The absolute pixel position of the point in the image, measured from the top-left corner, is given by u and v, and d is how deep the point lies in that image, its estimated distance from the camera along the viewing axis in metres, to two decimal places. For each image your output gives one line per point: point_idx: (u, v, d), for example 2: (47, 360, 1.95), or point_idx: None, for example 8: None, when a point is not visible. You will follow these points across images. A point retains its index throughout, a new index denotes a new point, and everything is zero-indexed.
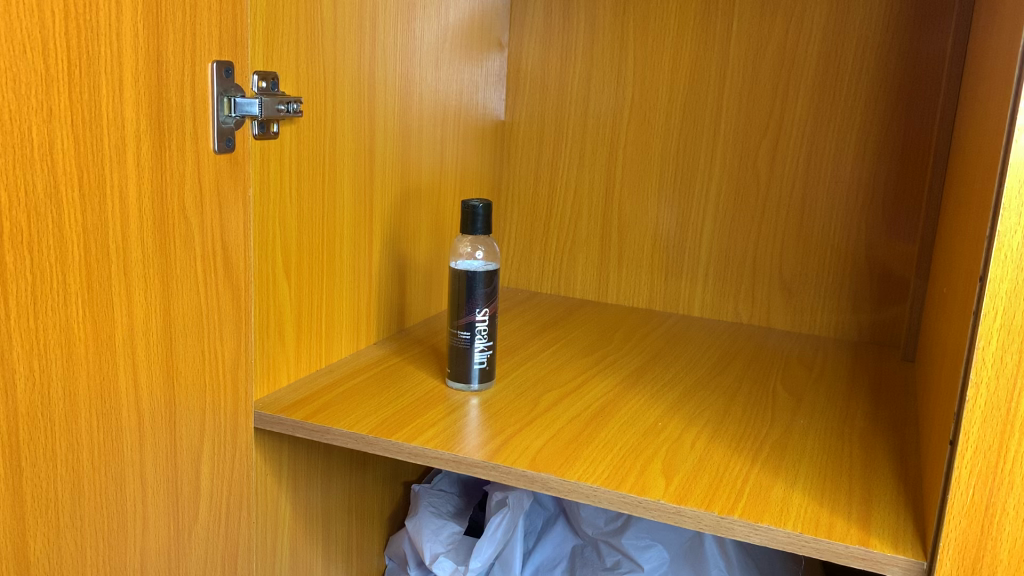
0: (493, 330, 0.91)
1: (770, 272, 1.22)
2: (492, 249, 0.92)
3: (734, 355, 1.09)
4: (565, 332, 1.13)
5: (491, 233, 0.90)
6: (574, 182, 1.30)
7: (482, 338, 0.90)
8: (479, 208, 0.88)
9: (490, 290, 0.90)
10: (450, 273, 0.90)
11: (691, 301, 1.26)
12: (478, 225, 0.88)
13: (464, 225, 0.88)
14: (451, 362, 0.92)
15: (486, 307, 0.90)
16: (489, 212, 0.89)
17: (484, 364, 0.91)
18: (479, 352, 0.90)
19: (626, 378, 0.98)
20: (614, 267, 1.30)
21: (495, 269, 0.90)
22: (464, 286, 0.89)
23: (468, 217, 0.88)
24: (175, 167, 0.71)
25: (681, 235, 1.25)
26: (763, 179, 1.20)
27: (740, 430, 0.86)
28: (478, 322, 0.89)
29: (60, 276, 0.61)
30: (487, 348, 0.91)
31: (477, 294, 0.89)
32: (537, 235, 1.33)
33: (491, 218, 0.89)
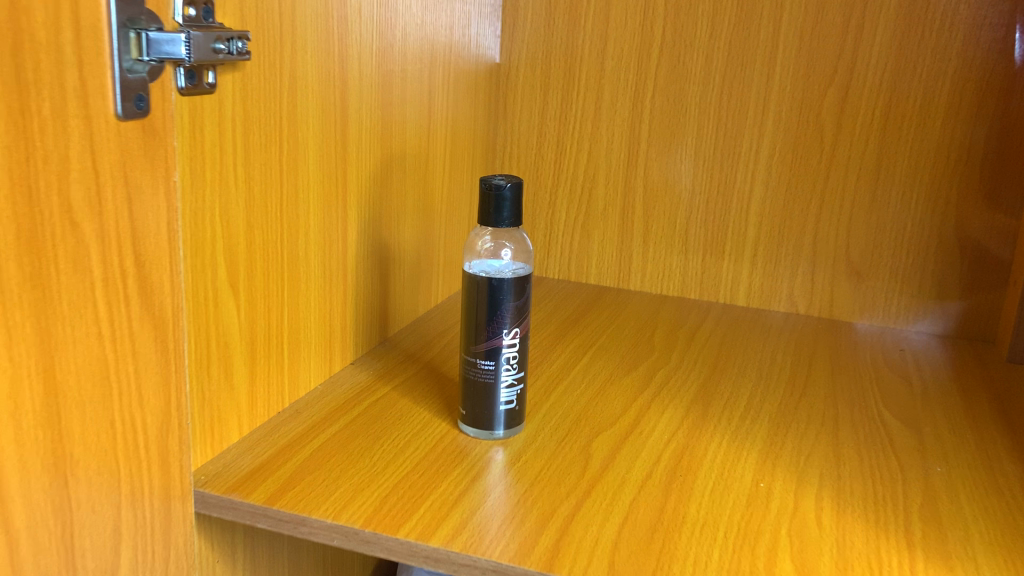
0: (525, 358, 0.66)
1: (834, 252, 0.99)
2: (522, 243, 0.66)
3: (810, 364, 0.86)
4: (591, 337, 0.89)
5: (522, 224, 0.65)
6: (588, 141, 1.05)
7: (510, 369, 0.66)
8: (508, 189, 0.63)
9: (522, 304, 0.65)
10: (465, 280, 0.65)
11: (734, 287, 1.03)
12: (506, 213, 0.63)
13: (486, 214, 0.64)
14: (465, 400, 0.67)
15: (517, 327, 0.65)
16: (518, 194, 0.64)
17: (513, 405, 0.67)
18: (506, 388, 0.66)
19: (691, 407, 0.74)
20: (637, 245, 1.06)
21: (527, 273, 0.65)
22: (486, 298, 0.64)
23: (491, 202, 0.63)
24: (50, 148, 0.44)
25: (724, 207, 1.01)
26: (830, 138, 0.96)
27: (869, 491, 0.63)
28: (505, 347, 0.65)
29: None
30: (516, 382, 0.66)
31: (504, 309, 0.64)
32: (541, 206, 1.09)
33: (523, 202, 0.64)
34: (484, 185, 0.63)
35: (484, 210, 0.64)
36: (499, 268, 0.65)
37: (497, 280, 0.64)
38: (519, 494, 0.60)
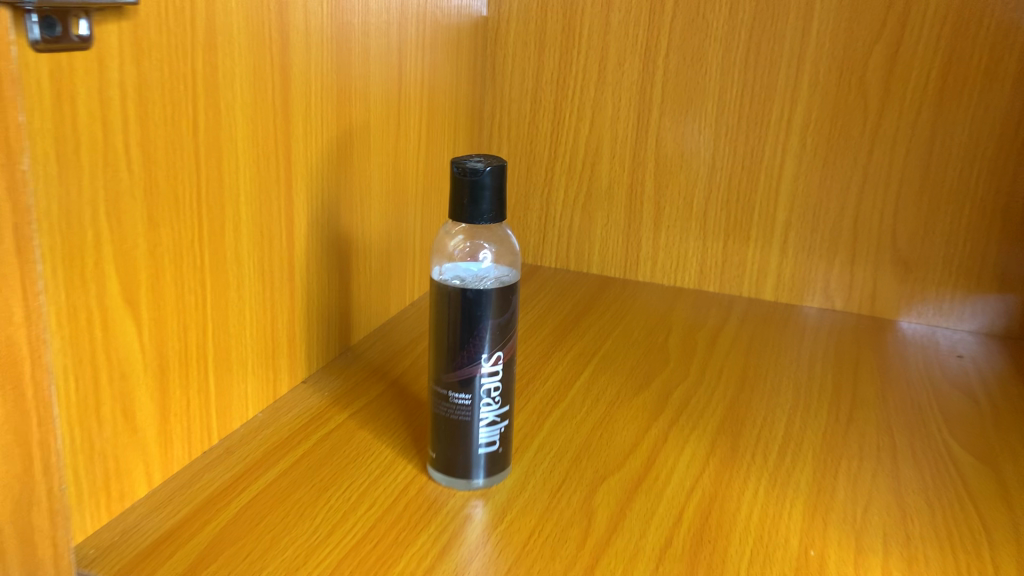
0: (510, 388, 0.53)
1: (878, 239, 0.85)
2: (508, 242, 0.52)
3: (854, 377, 0.73)
4: (594, 344, 0.76)
5: (505, 217, 0.51)
6: (591, 108, 0.90)
7: (492, 404, 0.52)
8: (489, 176, 0.49)
9: (506, 322, 0.51)
10: (434, 292, 0.51)
11: (761, 278, 0.90)
12: (486, 208, 0.49)
13: (461, 208, 0.49)
14: (435, 441, 0.53)
15: (500, 350, 0.51)
16: (501, 180, 0.50)
17: (495, 448, 0.53)
18: (486, 427, 0.52)
19: (717, 439, 0.61)
20: (648, 229, 0.92)
21: (513, 282, 0.51)
22: (460, 314, 0.50)
23: (468, 193, 0.49)
24: None
25: (750, 187, 0.87)
26: (875, 104, 0.81)
27: (948, 561, 0.49)
28: (484, 378, 0.51)
29: None
30: (499, 419, 0.52)
31: (483, 328, 0.50)
32: (537, 184, 0.95)
33: (507, 191, 0.50)
34: (457, 170, 0.49)
35: (458, 204, 0.50)
36: (478, 276, 0.51)
37: (474, 292, 0.49)
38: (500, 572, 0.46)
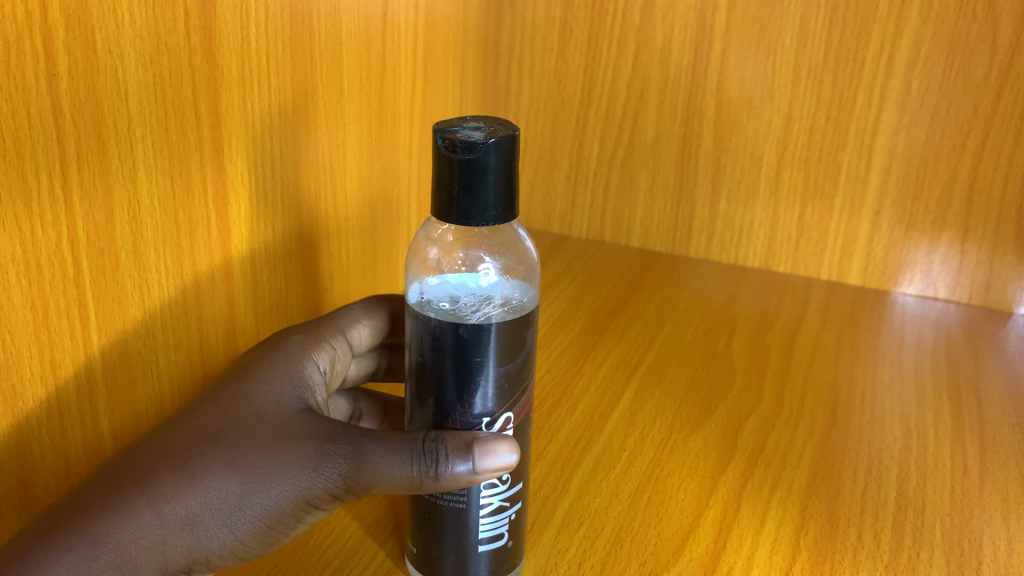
0: (524, 458, 0.37)
1: (1000, 211, 0.67)
2: (519, 248, 0.36)
3: (978, 402, 0.55)
4: (637, 351, 0.59)
5: (518, 214, 0.34)
6: (635, 40, 0.72)
7: (497, 484, 0.36)
8: (492, 156, 0.32)
9: (518, 369, 0.35)
10: (413, 324, 0.35)
11: (845, 257, 0.72)
12: (490, 204, 0.32)
13: (451, 204, 0.33)
14: (417, 530, 0.37)
15: (509, 411, 0.35)
16: (512, 158, 0.33)
17: (502, 542, 0.37)
18: (489, 517, 0.36)
19: (807, 508, 0.44)
20: (703, 194, 0.74)
21: (528, 310, 0.35)
22: (450, 361, 0.34)
23: (462, 183, 0.32)
24: None
25: (835, 142, 0.69)
26: (1009, 36, 0.62)
27: None
28: None
29: None
30: (508, 502, 0.37)
31: (485, 381, 0.34)
32: (565, 135, 0.77)
33: (520, 173, 0.33)
34: (443, 143, 0.32)
35: (445, 196, 0.33)
36: (477, 300, 0.35)
37: (470, 330, 0.33)
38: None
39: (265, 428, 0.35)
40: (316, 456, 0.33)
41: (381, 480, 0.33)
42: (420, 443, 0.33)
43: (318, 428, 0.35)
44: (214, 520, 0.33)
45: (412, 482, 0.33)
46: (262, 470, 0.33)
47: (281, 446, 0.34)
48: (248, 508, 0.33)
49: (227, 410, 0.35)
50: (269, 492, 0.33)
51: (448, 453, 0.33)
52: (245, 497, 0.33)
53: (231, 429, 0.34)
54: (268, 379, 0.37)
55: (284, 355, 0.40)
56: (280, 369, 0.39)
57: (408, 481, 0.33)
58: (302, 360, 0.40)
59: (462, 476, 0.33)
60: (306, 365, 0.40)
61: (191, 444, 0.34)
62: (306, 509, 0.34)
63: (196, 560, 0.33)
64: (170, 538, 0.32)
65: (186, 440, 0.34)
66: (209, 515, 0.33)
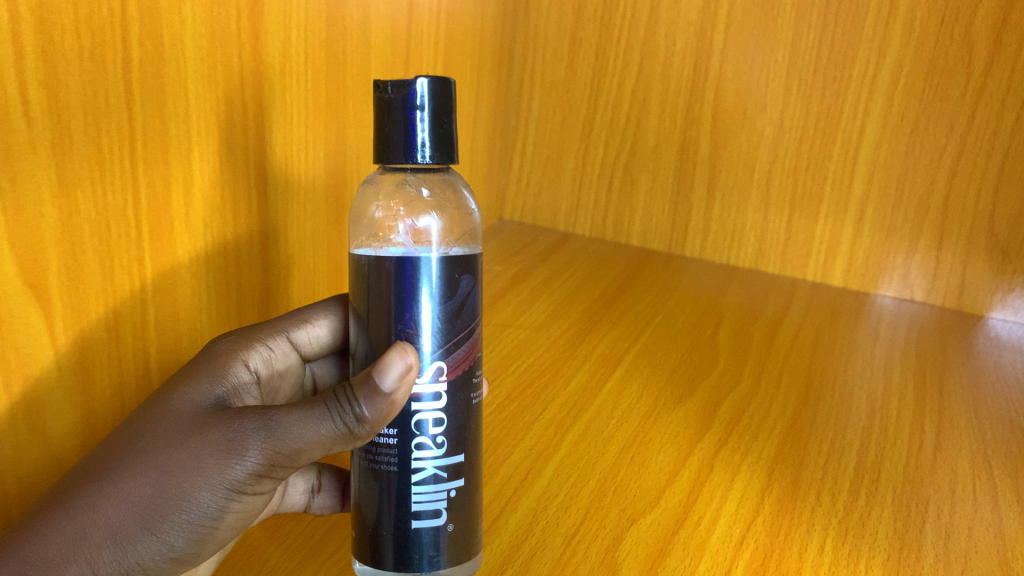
0: (463, 429, 0.39)
1: (972, 220, 0.72)
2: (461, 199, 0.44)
3: (940, 391, 0.61)
4: (630, 335, 0.65)
5: (455, 159, 0.38)
6: (639, 53, 0.78)
7: (434, 449, 0.38)
8: (424, 93, 0.36)
9: (450, 313, 0.38)
10: (357, 278, 0.39)
11: (831, 259, 0.77)
12: (423, 139, 0.36)
13: (387, 144, 0.37)
14: (360, 510, 0.40)
15: (443, 362, 0.38)
16: (447, 105, 0.37)
17: (440, 522, 0.39)
18: (426, 485, 0.38)
19: (774, 471, 0.50)
20: (700, 198, 0.80)
21: (461, 257, 0.38)
22: (387, 293, 0.37)
23: (401, 122, 0.36)
24: None
25: (823, 151, 0.74)
26: (982, 58, 0.68)
27: None
28: (420, 408, 0.38)
29: None
30: (447, 475, 0.39)
31: (418, 309, 0.37)
32: (572, 140, 0.83)
33: (454, 120, 0.38)
34: (383, 91, 0.37)
35: (384, 139, 0.37)
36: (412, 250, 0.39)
37: (405, 260, 0.37)
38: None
39: (172, 428, 0.35)
40: (225, 434, 0.34)
41: (298, 443, 0.34)
42: (329, 398, 0.35)
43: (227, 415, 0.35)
44: (139, 519, 0.33)
45: (328, 432, 0.34)
46: (175, 462, 0.34)
47: (189, 435, 0.35)
48: (170, 504, 0.33)
49: (134, 421, 0.36)
50: (186, 480, 0.33)
51: (354, 396, 0.35)
52: (166, 493, 0.33)
53: (136, 435, 0.35)
54: (175, 382, 0.39)
55: (204, 356, 0.42)
56: (205, 366, 0.41)
57: (328, 433, 0.35)
58: (224, 359, 0.43)
59: (377, 413, 0.35)
60: (229, 363, 0.43)
61: (97, 458, 0.34)
62: (230, 496, 0.34)
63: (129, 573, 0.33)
64: (95, 549, 0.32)
65: (91, 458, 0.34)
66: (132, 516, 0.33)
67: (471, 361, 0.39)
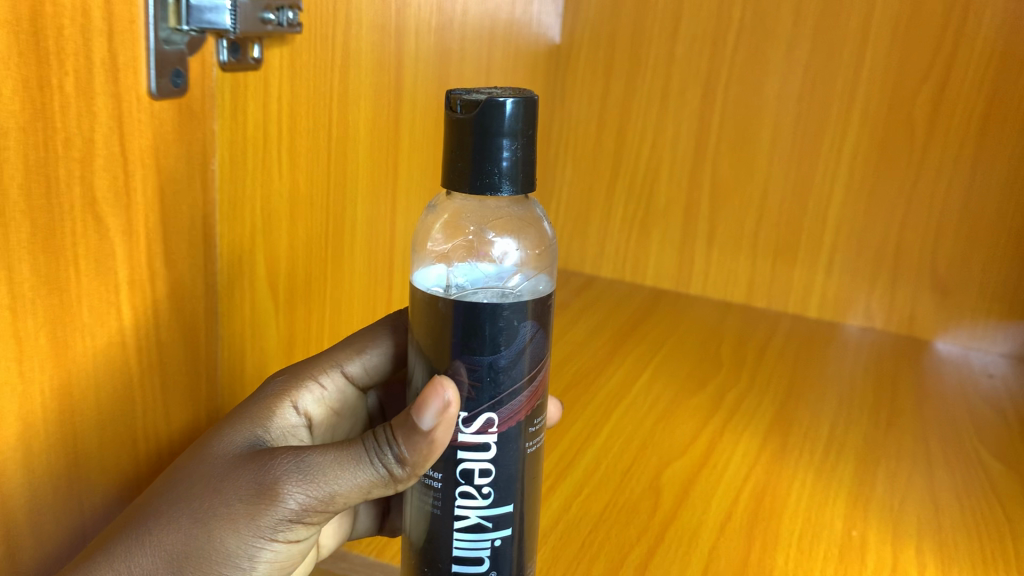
0: (510, 482, 0.42)
1: (918, 264, 0.91)
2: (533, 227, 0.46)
3: (892, 389, 0.79)
4: (653, 347, 0.84)
5: (526, 186, 0.39)
6: (652, 131, 0.98)
7: (479, 499, 0.41)
8: (505, 116, 0.38)
9: (508, 361, 0.40)
10: (420, 305, 0.41)
11: (806, 296, 0.96)
12: (501, 167, 0.38)
13: (464, 162, 0.38)
14: (413, 546, 0.44)
15: (493, 413, 0.40)
16: (525, 127, 0.39)
17: (482, 569, 0.42)
18: (468, 534, 0.41)
19: (767, 435, 0.68)
20: (701, 247, 0.99)
21: (527, 303, 0.40)
22: (448, 336, 0.39)
23: (478, 139, 0.38)
24: (94, 141, 0.39)
25: (798, 210, 0.94)
26: (920, 139, 0.88)
27: (975, 545, 0.56)
28: (465, 460, 0.41)
29: None
30: (490, 526, 0.42)
31: (481, 353, 0.39)
32: (598, 200, 1.03)
33: (529, 146, 0.39)
34: (457, 110, 0.38)
35: (461, 158, 0.38)
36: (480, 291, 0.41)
37: (469, 307, 0.39)
38: (580, 550, 0.53)
39: (215, 473, 0.42)
40: (266, 476, 0.41)
41: (331, 488, 0.40)
42: (364, 445, 0.41)
43: (265, 459, 0.42)
44: (189, 554, 0.40)
45: (363, 474, 0.40)
46: (222, 503, 0.41)
47: (231, 481, 0.41)
48: (203, 545, 0.40)
49: (184, 464, 0.43)
50: (220, 525, 0.40)
51: (393, 439, 0.40)
52: (200, 536, 0.40)
53: (190, 478, 0.42)
54: (230, 426, 0.46)
55: (253, 402, 0.48)
56: (254, 409, 0.48)
57: (363, 477, 0.41)
58: (268, 405, 0.48)
59: (413, 456, 0.40)
60: (270, 406, 0.48)
61: (155, 498, 0.42)
62: (259, 538, 0.41)
63: None
64: None
65: (151, 501, 0.42)
66: (184, 550, 0.40)
67: (527, 411, 0.41)
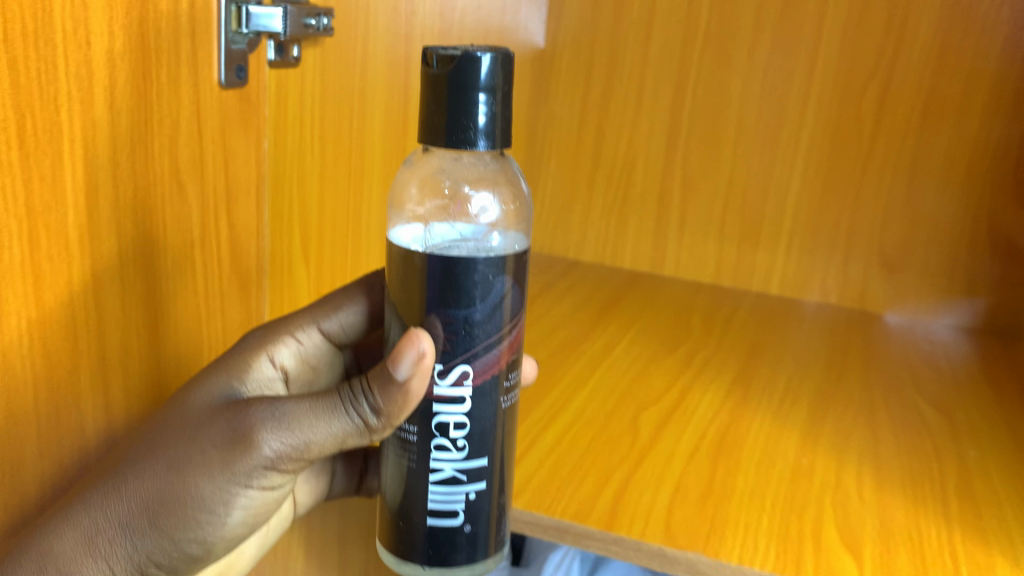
0: (482, 438, 0.47)
1: (868, 245, 1.02)
2: (507, 184, 0.50)
3: (843, 352, 0.89)
4: (631, 319, 0.94)
5: (499, 139, 0.45)
6: (628, 127, 1.08)
7: (453, 453, 0.47)
8: (480, 72, 0.43)
9: (482, 316, 0.45)
10: (401, 262, 0.45)
11: (768, 276, 1.07)
12: (477, 120, 0.44)
13: (443, 114, 0.44)
14: (393, 493, 0.49)
15: (467, 365, 0.45)
16: (495, 83, 0.44)
17: (457, 521, 0.48)
18: (442, 487, 0.47)
19: (731, 387, 0.78)
20: (674, 232, 1.09)
21: (500, 263, 0.45)
22: (427, 292, 0.44)
23: (455, 91, 0.43)
24: (179, 121, 0.48)
25: (760, 197, 1.04)
26: (867, 132, 0.98)
27: (906, 469, 0.66)
28: (442, 415, 0.46)
29: (32, 295, 0.40)
30: (463, 479, 0.47)
31: (458, 310, 0.44)
32: (580, 191, 1.13)
33: (499, 102, 0.45)
34: (433, 66, 0.44)
35: (440, 112, 0.44)
36: (459, 247, 0.46)
37: (447, 266, 0.43)
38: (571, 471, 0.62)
39: (195, 423, 0.46)
40: (244, 425, 0.44)
41: (306, 436, 0.44)
42: (339, 395, 0.45)
43: (242, 409, 0.45)
44: (168, 498, 0.44)
45: (338, 423, 0.45)
46: (201, 450, 0.44)
47: (209, 430, 0.45)
48: (179, 491, 0.44)
49: (164, 415, 0.47)
50: (198, 472, 0.44)
51: (368, 389, 0.44)
52: (177, 481, 0.44)
53: (167, 427, 0.46)
54: (203, 380, 0.49)
55: (230, 354, 0.52)
56: (232, 362, 0.51)
57: (337, 427, 0.45)
58: (244, 357, 0.52)
59: (388, 404, 0.44)
60: (247, 358, 0.52)
61: (135, 447, 0.45)
62: (234, 484, 0.45)
63: (144, 549, 0.44)
64: (110, 530, 0.43)
65: (130, 449, 0.45)
66: (164, 494, 0.44)
67: (499, 366, 0.46)
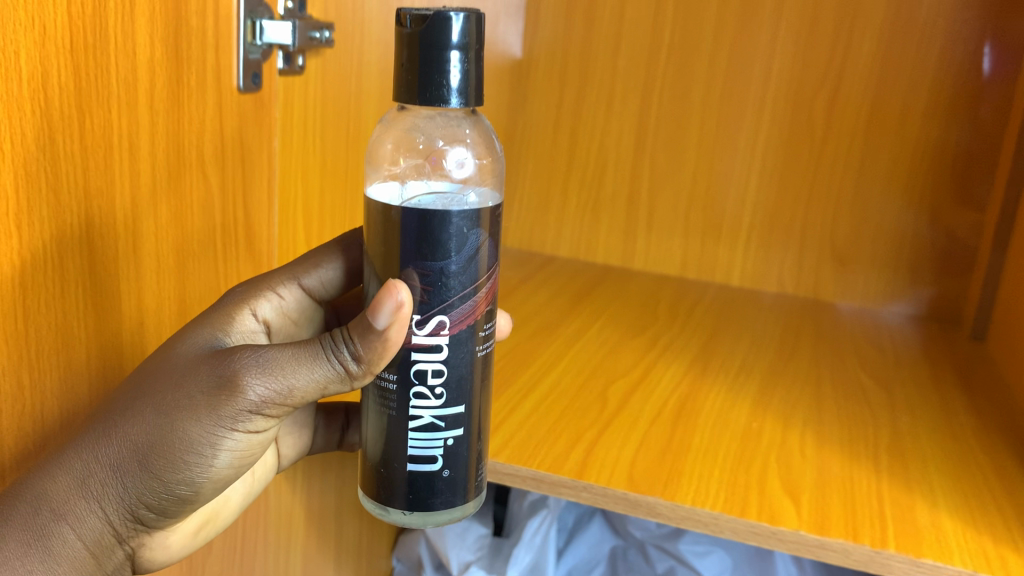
0: (457, 387, 0.52)
1: (820, 239, 1.10)
2: (479, 137, 0.52)
3: (795, 335, 0.98)
4: (602, 307, 1.02)
5: (472, 98, 0.47)
6: (599, 132, 1.17)
7: (430, 401, 0.52)
8: (453, 31, 0.45)
9: (458, 268, 0.49)
10: (381, 217, 0.49)
11: (729, 269, 1.15)
12: (451, 81, 0.45)
13: (417, 73, 0.45)
14: (375, 441, 0.54)
15: (444, 315, 0.50)
16: (468, 42, 0.46)
17: (436, 466, 0.53)
18: (421, 433, 0.52)
19: (691, 364, 0.86)
20: (642, 229, 1.17)
21: (473, 215, 0.49)
22: (406, 244, 0.48)
23: (430, 48, 0.45)
24: (205, 120, 0.56)
25: (722, 196, 1.13)
26: (819, 135, 1.07)
27: (845, 431, 0.75)
28: (419, 365, 0.51)
29: (88, 267, 0.48)
30: (440, 426, 0.52)
31: (435, 261, 0.48)
32: (555, 191, 1.21)
33: (471, 61, 0.46)
34: (408, 26, 0.45)
35: (415, 70, 0.45)
36: (432, 199, 0.49)
37: (425, 220, 0.48)
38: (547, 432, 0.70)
39: (180, 370, 0.48)
40: (229, 371, 0.47)
41: (289, 382, 0.47)
42: (322, 342, 0.48)
43: (226, 356, 0.48)
44: (158, 441, 0.47)
45: (320, 370, 0.48)
46: (186, 396, 0.47)
47: (195, 376, 0.48)
48: (167, 434, 0.47)
49: (151, 364, 0.49)
50: (185, 416, 0.47)
51: (350, 335, 0.48)
52: (166, 425, 0.47)
53: (153, 375, 0.48)
54: (190, 331, 0.51)
55: (214, 308, 0.55)
56: (217, 315, 0.54)
57: (319, 374, 0.48)
58: (229, 310, 0.55)
59: (368, 349, 0.48)
60: (232, 312, 0.55)
61: (124, 395, 0.48)
62: (220, 427, 0.47)
63: (136, 488, 0.47)
64: (101, 473, 0.46)
65: (120, 396, 0.48)
66: (152, 438, 0.47)
67: (473, 318, 0.51)
